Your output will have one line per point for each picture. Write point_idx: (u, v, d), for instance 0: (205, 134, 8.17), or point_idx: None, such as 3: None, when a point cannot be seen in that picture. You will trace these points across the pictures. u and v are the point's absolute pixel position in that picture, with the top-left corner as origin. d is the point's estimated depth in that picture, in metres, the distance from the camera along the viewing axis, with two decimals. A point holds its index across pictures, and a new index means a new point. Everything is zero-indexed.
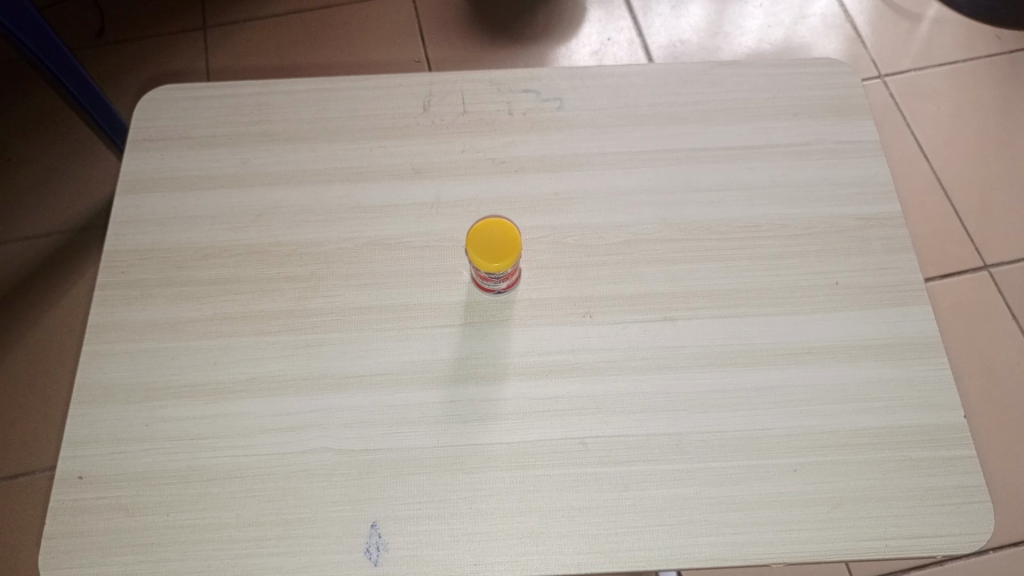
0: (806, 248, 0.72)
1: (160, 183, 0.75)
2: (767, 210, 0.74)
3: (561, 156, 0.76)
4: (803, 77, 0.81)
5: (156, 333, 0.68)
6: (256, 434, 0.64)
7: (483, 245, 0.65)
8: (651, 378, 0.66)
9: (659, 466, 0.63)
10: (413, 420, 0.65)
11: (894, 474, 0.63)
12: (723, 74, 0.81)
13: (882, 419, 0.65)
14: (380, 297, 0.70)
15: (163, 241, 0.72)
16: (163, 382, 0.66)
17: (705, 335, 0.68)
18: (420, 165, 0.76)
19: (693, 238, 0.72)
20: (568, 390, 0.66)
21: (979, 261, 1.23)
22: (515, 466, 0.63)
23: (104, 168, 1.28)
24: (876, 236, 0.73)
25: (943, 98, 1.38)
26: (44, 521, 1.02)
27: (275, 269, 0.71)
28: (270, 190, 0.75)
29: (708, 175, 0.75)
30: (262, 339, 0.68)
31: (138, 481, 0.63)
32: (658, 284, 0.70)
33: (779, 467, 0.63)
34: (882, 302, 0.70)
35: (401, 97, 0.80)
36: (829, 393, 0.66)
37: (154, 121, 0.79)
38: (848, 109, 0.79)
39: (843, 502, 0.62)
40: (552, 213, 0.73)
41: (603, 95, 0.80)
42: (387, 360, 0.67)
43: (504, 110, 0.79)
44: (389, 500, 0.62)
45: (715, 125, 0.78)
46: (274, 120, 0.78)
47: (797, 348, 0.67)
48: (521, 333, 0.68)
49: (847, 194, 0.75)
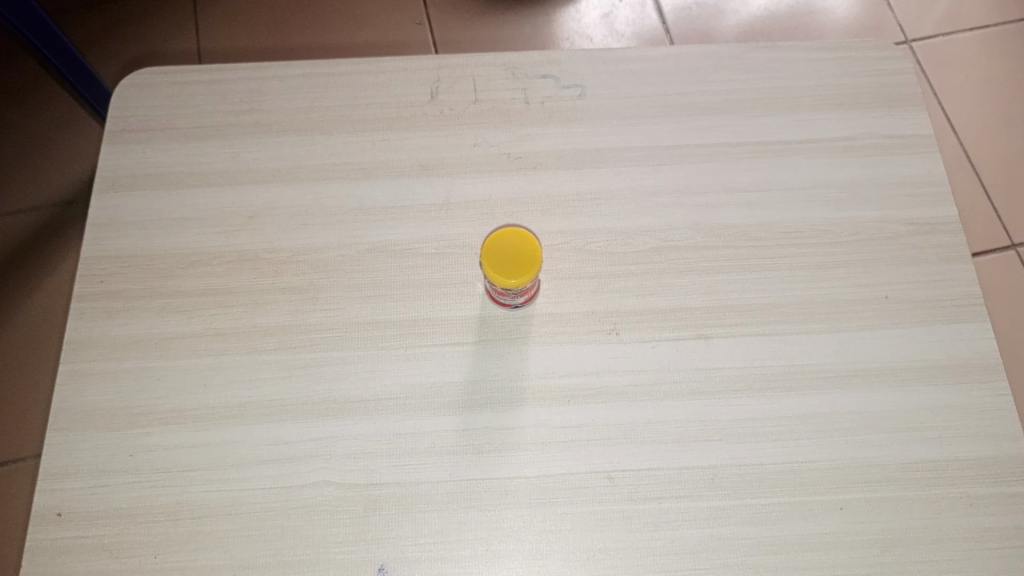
0: (852, 256, 0.66)
1: (142, 180, 0.68)
2: (811, 213, 0.67)
3: (584, 151, 0.69)
4: (850, 60, 0.73)
5: (140, 352, 0.62)
6: (253, 465, 0.59)
7: (496, 259, 0.58)
8: (685, 404, 0.60)
9: (693, 504, 0.58)
10: (424, 451, 0.59)
11: (950, 513, 0.57)
12: (760, 57, 0.73)
13: (936, 450, 0.59)
14: (386, 312, 0.64)
15: (147, 247, 0.66)
16: (149, 407, 0.61)
17: (743, 356, 0.62)
18: (429, 161, 0.69)
19: (728, 245, 0.66)
20: (593, 418, 0.60)
21: (1007, 242, 1.16)
22: (535, 503, 0.58)
23: (87, 139, 1.20)
24: (930, 243, 0.66)
25: (976, 67, 1.29)
26: (30, 510, 0.98)
27: (270, 279, 0.65)
28: (263, 188, 0.68)
29: (745, 174, 0.68)
30: (257, 357, 0.62)
31: (124, 519, 0.57)
32: (691, 297, 0.64)
33: (824, 504, 0.58)
34: (938, 319, 0.63)
35: (407, 82, 0.72)
36: (877, 421, 0.60)
37: (134, 110, 0.71)
38: (898, 98, 0.72)
39: (894, 544, 0.57)
40: (573, 216, 0.67)
41: (628, 81, 0.72)
42: (394, 383, 0.61)
43: (519, 98, 0.71)
44: (398, 540, 0.57)
45: (751, 117, 0.71)
46: (267, 108, 0.71)
47: (842, 371, 0.62)
48: (539, 352, 0.62)
49: (898, 195, 0.68)
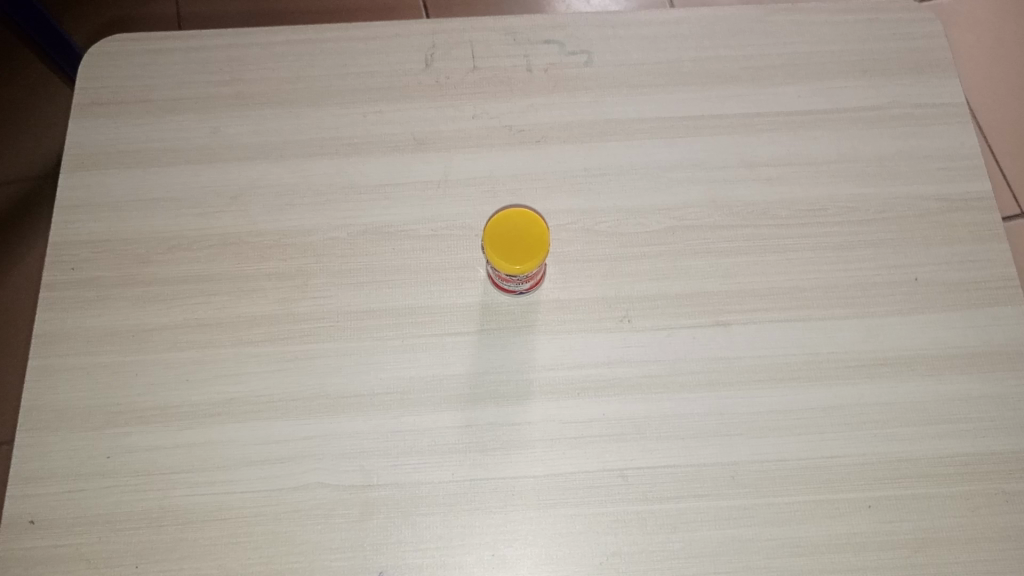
0: (880, 236, 0.61)
1: (115, 158, 0.63)
2: (835, 188, 0.63)
3: (592, 123, 0.64)
4: (877, 23, 0.68)
5: (116, 345, 0.58)
6: (241, 466, 0.54)
7: (501, 243, 0.53)
8: (703, 397, 0.56)
9: (713, 503, 0.54)
10: (424, 450, 0.55)
11: (986, 511, 0.54)
12: (780, 20, 0.68)
13: (971, 444, 0.56)
14: (382, 300, 0.59)
15: (121, 231, 0.61)
16: (127, 405, 0.56)
17: (765, 343, 0.58)
18: (425, 134, 0.64)
19: (748, 224, 0.61)
20: (605, 412, 0.56)
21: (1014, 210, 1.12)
22: (544, 504, 0.54)
23: (57, 105, 1.12)
24: (963, 221, 0.62)
25: (1005, 19, 1.21)
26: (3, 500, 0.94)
27: (255, 265, 0.60)
28: (246, 166, 0.63)
29: (765, 147, 0.64)
30: (243, 350, 0.58)
31: (103, 526, 0.53)
32: (709, 281, 0.60)
33: (852, 503, 0.54)
34: (972, 302, 0.59)
35: (399, 49, 0.66)
36: (908, 414, 0.56)
37: (103, 81, 0.65)
38: (927, 64, 0.67)
39: (927, 544, 0.53)
40: (581, 193, 0.62)
41: (639, 47, 0.67)
42: (391, 376, 0.57)
43: (521, 65, 0.66)
44: (398, 546, 0.53)
45: (771, 85, 0.66)
46: (249, 78, 0.65)
47: (870, 360, 0.58)
48: (546, 342, 0.58)
49: (928, 169, 0.63)
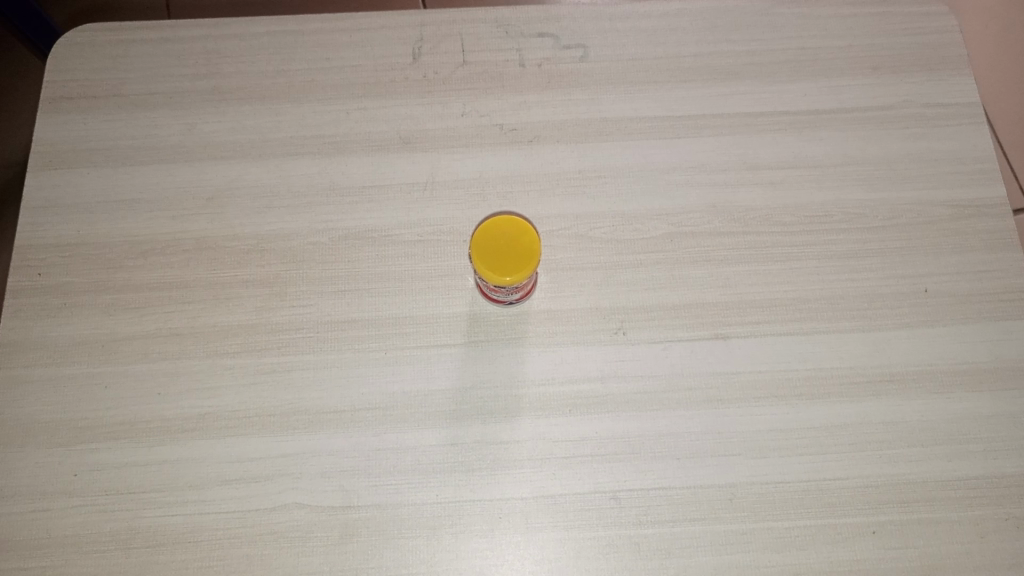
0: (888, 244, 0.58)
1: (85, 157, 0.60)
2: (842, 193, 0.59)
3: (587, 123, 0.61)
4: (888, 17, 0.65)
5: (85, 356, 0.55)
6: (214, 485, 0.52)
7: (489, 254, 0.50)
8: (701, 414, 0.54)
9: (710, 528, 0.51)
10: (408, 468, 0.53)
11: (994, 537, 0.52)
12: (786, 13, 0.64)
13: (980, 466, 0.53)
14: (364, 309, 0.56)
15: (91, 234, 0.58)
16: (96, 419, 0.53)
17: (767, 358, 0.55)
18: (411, 133, 0.61)
19: (750, 230, 0.58)
20: (598, 430, 0.53)
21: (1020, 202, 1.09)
22: (533, 527, 0.51)
23: (35, 87, 1.08)
24: (975, 228, 0.59)
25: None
26: None
27: (231, 272, 0.57)
28: (223, 165, 0.60)
29: (769, 148, 0.60)
30: (217, 362, 0.55)
31: (69, 548, 0.51)
32: (708, 291, 0.57)
33: (855, 527, 0.52)
34: (983, 315, 0.57)
35: (384, 41, 0.63)
36: (915, 433, 0.54)
37: (73, 73, 0.62)
38: (940, 60, 0.63)
39: (932, 572, 0.51)
40: (575, 197, 0.59)
41: (637, 41, 0.63)
42: (374, 391, 0.54)
43: (513, 60, 0.63)
44: (379, 571, 0.50)
45: (776, 82, 0.62)
46: (227, 71, 0.62)
47: (876, 376, 0.55)
48: (536, 356, 0.55)
49: (940, 172, 0.60)
